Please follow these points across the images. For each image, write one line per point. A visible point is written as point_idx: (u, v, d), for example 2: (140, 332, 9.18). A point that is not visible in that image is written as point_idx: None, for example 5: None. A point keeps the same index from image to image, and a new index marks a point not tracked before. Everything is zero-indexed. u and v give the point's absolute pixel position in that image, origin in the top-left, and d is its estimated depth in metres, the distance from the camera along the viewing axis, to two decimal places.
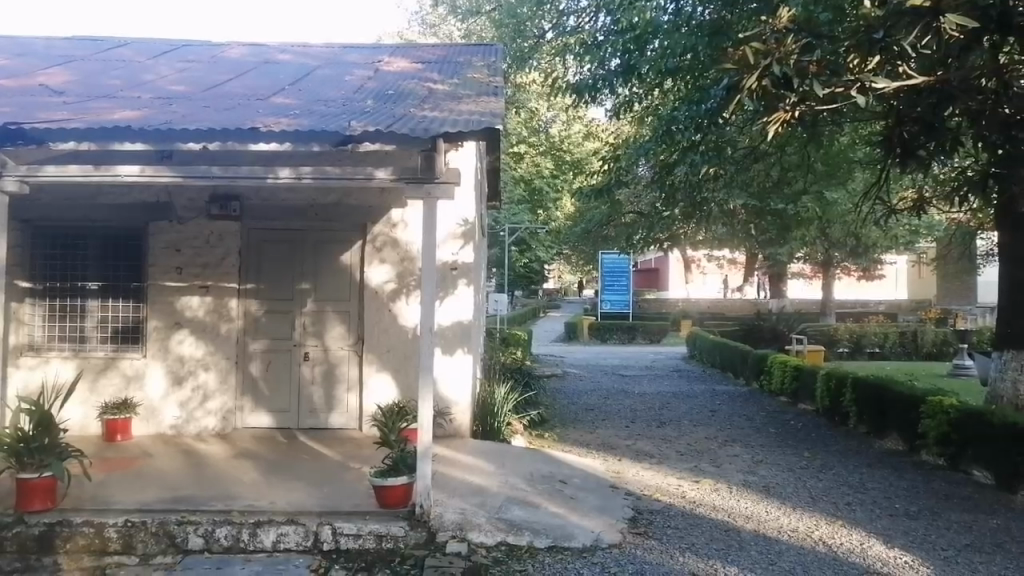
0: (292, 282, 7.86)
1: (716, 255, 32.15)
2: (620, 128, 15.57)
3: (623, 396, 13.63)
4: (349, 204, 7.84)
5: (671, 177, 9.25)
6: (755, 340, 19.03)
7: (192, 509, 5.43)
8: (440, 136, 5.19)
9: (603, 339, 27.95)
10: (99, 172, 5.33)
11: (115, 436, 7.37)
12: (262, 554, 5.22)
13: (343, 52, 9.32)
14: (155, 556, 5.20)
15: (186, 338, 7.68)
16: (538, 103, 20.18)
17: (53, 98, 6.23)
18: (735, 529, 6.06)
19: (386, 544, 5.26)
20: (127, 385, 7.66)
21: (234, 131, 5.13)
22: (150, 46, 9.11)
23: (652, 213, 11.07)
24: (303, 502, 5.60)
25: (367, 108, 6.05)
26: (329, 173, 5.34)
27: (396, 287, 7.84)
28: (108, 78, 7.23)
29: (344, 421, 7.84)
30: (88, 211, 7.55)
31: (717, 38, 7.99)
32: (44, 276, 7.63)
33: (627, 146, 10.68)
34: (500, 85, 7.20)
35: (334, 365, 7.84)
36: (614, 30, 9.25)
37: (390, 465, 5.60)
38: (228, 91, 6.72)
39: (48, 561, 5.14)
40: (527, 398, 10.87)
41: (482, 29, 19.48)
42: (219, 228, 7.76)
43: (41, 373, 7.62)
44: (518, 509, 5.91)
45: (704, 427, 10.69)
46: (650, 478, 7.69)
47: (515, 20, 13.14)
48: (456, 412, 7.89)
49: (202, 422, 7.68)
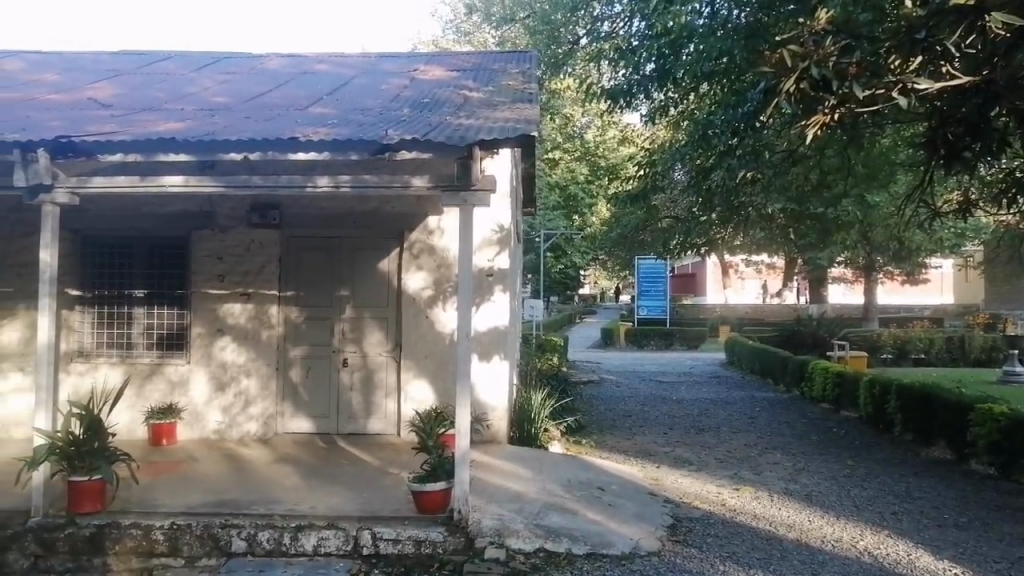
0: (331, 290, 7.98)
1: (755, 260, 31.77)
2: (656, 133, 15.56)
3: (660, 403, 13.52)
4: (386, 212, 7.85)
5: (707, 182, 9.17)
6: (795, 345, 18.71)
7: (235, 513, 5.53)
8: (476, 143, 5.24)
9: (640, 345, 27.73)
10: (145, 183, 5.47)
11: (160, 440, 7.54)
12: (304, 558, 5.30)
13: (379, 62, 9.44)
14: (200, 558, 5.31)
15: (228, 344, 7.83)
16: (572, 109, 20.14)
17: (101, 111, 6.42)
18: (777, 538, 5.98)
19: (424, 549, 5.29)
20: (172, 391, 7.82)
21: (275, 141, 5.22)
22: (192, 60, 9.33)
23: (688, 217, 10.91)
24: (342, 507, 5.66)
25: (404, 117, 6.13)
26: (367, 181, 5.43)
27: (433, 293, 7.89)
28: (153, 91, 7.43)
29: (382, 427, 7.93)
30: (135, 221, 7.75)
31: (753, 41, 7.92)
32: (93, 284, 7.84)
33: (664, 150, 10.58)
34: (535, 92, 7.21)
35: (373, 370, 7.93)
36: (649, 35, 9.24)
37: (429, 470, 5.62)
38: (268, 102, 6.87)
39: (98, 562, 5.29)
40: (565, 404, 10.86)
41: (517, 37, 19.53)
42: (259, 237, 7.90)
43: (90, 379, 7.82)
44: (556, 516, 5.90)
45: (744, 434, 10.56)
46: (689, 485, 7.62)
47: (549, 27, 13.15)
48: (493, 418, 7.91)
49: (244, 427, 7.82)
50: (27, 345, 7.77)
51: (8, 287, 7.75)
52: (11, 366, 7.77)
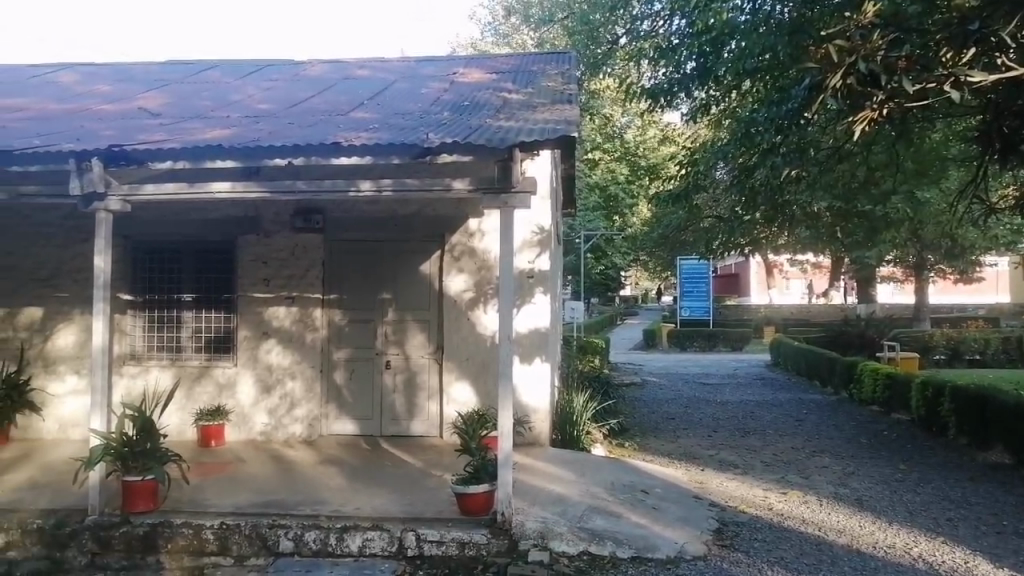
0: (373, 293, 8.06)
1: (800, 259, 31.19)
2: (698, 131, 15.35)
3: (704, 405, 13.35)
4: (427, 215, 7.91)
5: (751, 180, 8.89)
6: (843, 346, 18.30)
7: (283, 513, 5.61)
8: (516, 145, 5.21)
9: (682, 347, 27.43)
10: (193, 190, 5.58)
11: (209, 441, 7.69)
12: (350, 558, 5.35)
13: (418, 65, 9.50)
14: (248, 557, 5.40)
15: (274, 347, 7.95)
16: (612, 109, 20.07)
17: (151, 120, 6.58)
18: (827, 544, 5.85)
19: (468, 551, 5.31)
20: (220, 393, 7.98)
21: (318, 145, 5.28)
22: (237, 68, 9.51)
23: (731, 218, 10.71)
24: (387, 508, 5.71)
25: (445, 120, 6.16)
26: (409, 184, 5.46)
27: (474, 296, 7.91)
28: (199, 99, 7.58)
29: (425, 428, 7.98)
30: (183, 227, 7.94)
31: (797, 37, 7.68)
32: (144, 289, 8.07)
33: (706, 148, 10.42)
34: (575, 93, 7.18)
35: (415, 372, 8.00)
36: (689, 33, 9.11)
37: (472, 472, 5.63)
38: (310, 108, 6.95)
39: (152, 560, 5.41)
40: (607, 406, 10.79)
41: (556, 38, 19.49)
42: (303, 241, 8.01)
43: (142, 381, 8.01)
44: (600, 519, 5.86)
45: (791, 437, 10.37)
46: (735, 489, 7.50)
47: (589, 27, 13.07)
48: (535, 420, 7.89)
49: (290, 428, 7.93)
50: (83, 348, 8.00)
51: (64, 291, 8.00)
52: (67, 368, 8.00)
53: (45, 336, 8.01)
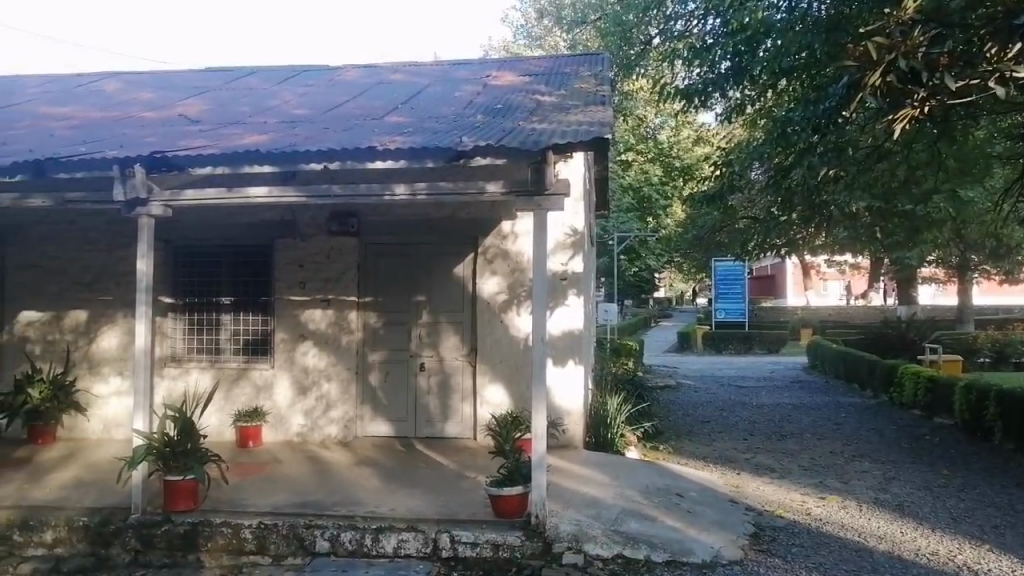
0: (408, 296, 8.13)
1: (838, 260, 30.69)
2: (732, 130, 15.20)
3: (740, 408, 13.18)
4: (461, 218, 7.95)
5: (788, 180, 8.67)
6: (884, 349, 17.93)
7: (319, 514, 5.67)
8: (549, 147, 5.20)
9: (717, 349, 27.14)
10: (231, 194, 5.67)
11: (247, 442, 7.81)
12: (385, 559, 5.40)
13: (452, 69, 9.57)
14: (286, 557, 5.48)
15: (310, 349, 8.05)
16: (645, 110, 20.02)
17: (191, 127, 6.71)
18: (867, 550, 5.75)
19: (502, 553, 5.32)
20: (258, 394, 8.10)
21: (353, 150, 5.34)
22: (274, 74, 9.66)
23: (767, 218, 10.56)
24: (422, 509, 5.75)
25: (479, 123, 6.18)
26: (443, 188, 5.49)
27: (508, 298, 7.93)
28: (238, 105, 7.73)
29: (459, 430, 8.02)
30: (222, 231, 8.09)
31: (835, 35, 7.62)
32: (184, 292, 8.24)
33: (741, 149, 10.30)
34: (608, 94, 7.16)
35: (449, 374, 8.05)
36: (724, 32, 9.04)
37: (505, 474, 5.63)
38: (344, 113, 7.03)
39: (193, 559, 5.52)
40: (641, 409, 10.74)
41: (588, 38, 19.47)
42: (338, 244, 8.09)
43: (183, 382, 8.17)
44: (634, 522, 5.83)
45: (829, 441, 10.21)
46: (772, 493, 7.41)
47: (622, 27, 13.02)
48: (568, 423, 7.88)
49: (326, 430, 8.01)
50: (125, 350, 8.18)
51: (108, 294, 8.20)
52: (111, 370, 8.19)
53: (89, 338, 8.22)
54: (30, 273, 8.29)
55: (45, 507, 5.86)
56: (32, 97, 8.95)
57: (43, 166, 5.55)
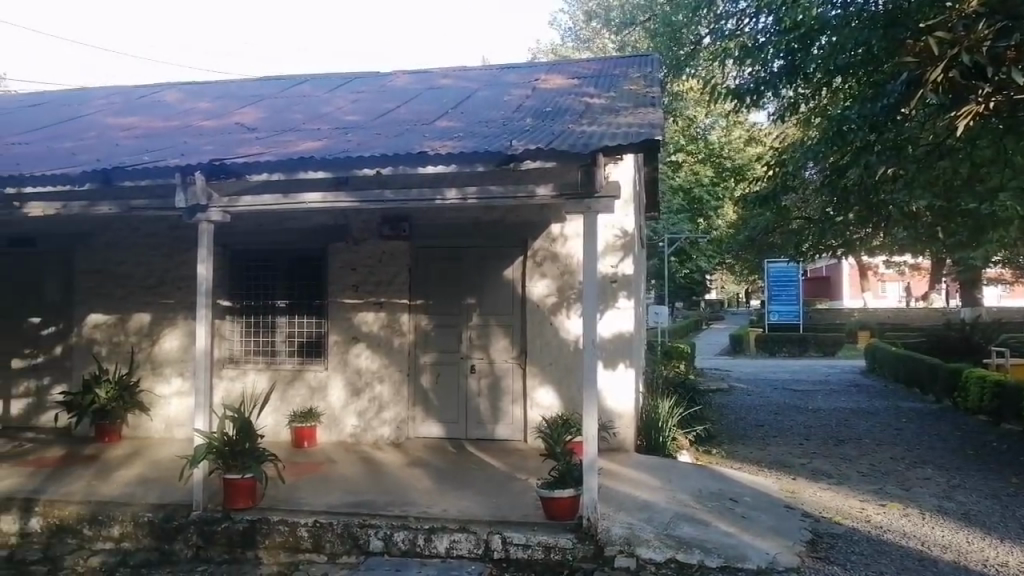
0: (458, 298, 8.20)
1: (897, 261, 29.87)
2: (785, 129, 14.92)
3: (795, 412, 12.92)
4: (510, 221, 7.98)
5: (843, 180, 8.52)
6: (946, 352, 17.36)
7: (372, 513, 5.76)
8: (599, 149, 5.17)
9: (771, 352, 26.67)
10: (288, 200, 5.80)
11: (302, 442, 7.96)
12: (437, 559, 5.44)
13: (501, 73, 9.62)
14: (341, 555, 5.57)
15: (363, 351, 8.17)
16: (695, 110, 19.93)
17: (247, 134, 6.89)
18: (931, 559, 5.58)
19: (554, 555, 5.31)
20: (312, 395, 8.25)
21: (405, 155, 5.40)
22: (326, 81, 9.84)
23: (823, 218, 10.32)
24: (473, 510, 5.79)
25: (528, 126, 6.21)
26: (494, 191, 5.52)
27: (558, 300, 7.93)
28: (292, 113, 7.90)
29: (509, 432, 8.05)
30: (277, 236, 8.28)
31: (893, 30, 7.42)
32: (242, 296, 8.46)
33: (795, 148, 10.11)
34: (658, 95, 7.12)
35: (500, 377, 8.08)
36: (777, 29, 8.86)
37: (557, 476, 5.64)
38: (395, 118, 7.14)
39: (251, 555, 5.65)
40: (693, 412, 10.63)
41: (637, 39, 19.37)
42: (390, 248, 8.21)
43: (240, 383, 8.38)
44: (687, 526, 5.77)
45: (889, 446, 9.94)
46: (829, 499, 7.25)
47: (671, 28, 12.90)
48: (619, 426, 7.83)
49: (378, 431, 8.12)
50: (185, 351, 8.44)
51: (170, 298, 8.47)
52: (172, 371, 8.45)
53: (152, 340, 8.50)
54: (97, 277, 8.60)
55: (112, 502, 6.08)
56: (98, 108, 9.31)
57: (109, 174, 5.76)
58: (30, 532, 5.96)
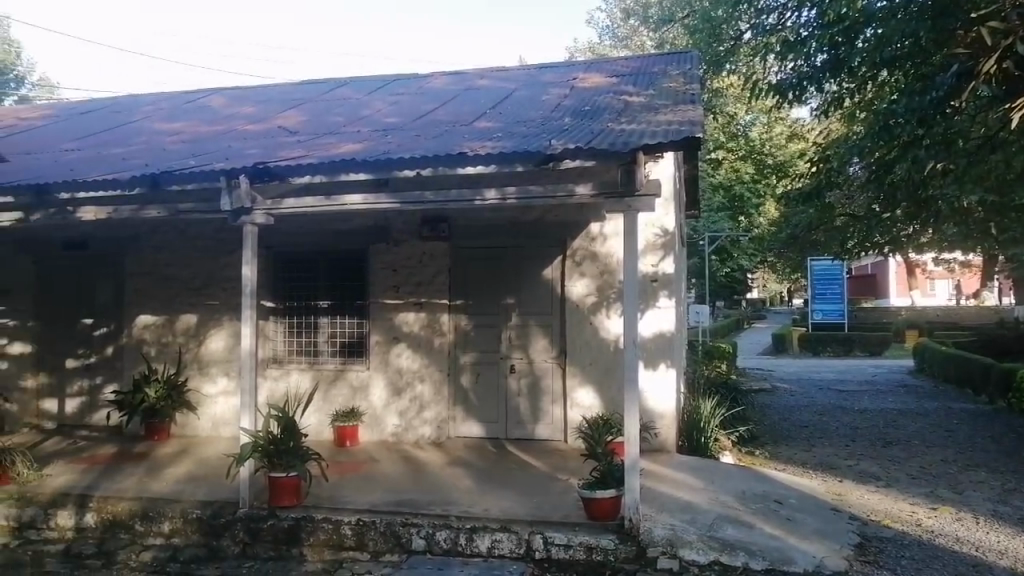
0: (498, 298, 8.21)
1: (947, 258, 29.10)
2: (829, 124, 14.61)
3: (841, 413, 12.68)
4: (549, 221, 7.98)
5: (889, 176, 8.34)
6: (1000, 352, 16.86)
7: (415, 512, 5.80)
8: (639, 148, 5.13)
9: (815, 351, 26.20)
10: (330, 202, 5.88)
11: (345, 441, 8.05)
12: (479, 559, 5.46)
13: (539, 72, 9.62)
14: (384, 553, 5.62)
15: (403, 351, 8.24)
16: (735, 107, 19.77)
17: (290, 138, 7.00)
18: (986, 565, 5.43)
19: (596, 556, 5.29)
20: (354, 395, 8.35)
21: (445, 157, 5.44)
22: (365, 84, 9.95)
23: (868, 214, 10.12)
24: (515, 510, 5.80)
25: (567, 126, 6.20)
26: (532, 191, 5.53)
27: (597, 300, 7.91)
28: (333, 116, 8.01)
29: (549, 433, 8.04)
30: (319, 237, 8.40)
31: (942, 20, 7.31)
32: (285, 297, 8.60)
33: (838, 143, 9.91)
34: (699, 92, 7.06)
35: (539, 376, 8.08)
36: (820, 23, 8.60)
37: (598, 477, 5.62)
38: (434, 120, 7.17)
39: (296, 552, 5.74)
40: (736, 413, 10.50)
41: (676, 36, 19.18)
42: (430, 249, 8.26)
43: (284, 383, 8.51)
44: (730, 528, 5.69)
45: (940, 448, 9.70)
46: (878, 502, 7.09)
47: (711, 24, 12.77)
48: (660, 426, 7.77)
49: (419, 430, 8.18)
50: (231, 351, 8.60)
51: (216, 299, 8.65)
52: (218, 371, 8.62)
53: (198, 340, 8.69)
54: (146, 279, 8.83)
55: (163, 499, 6.23)
56: (145, 114, 9.53)
57: (158, 178, 5.89)
58: (85, 527, 6.12)
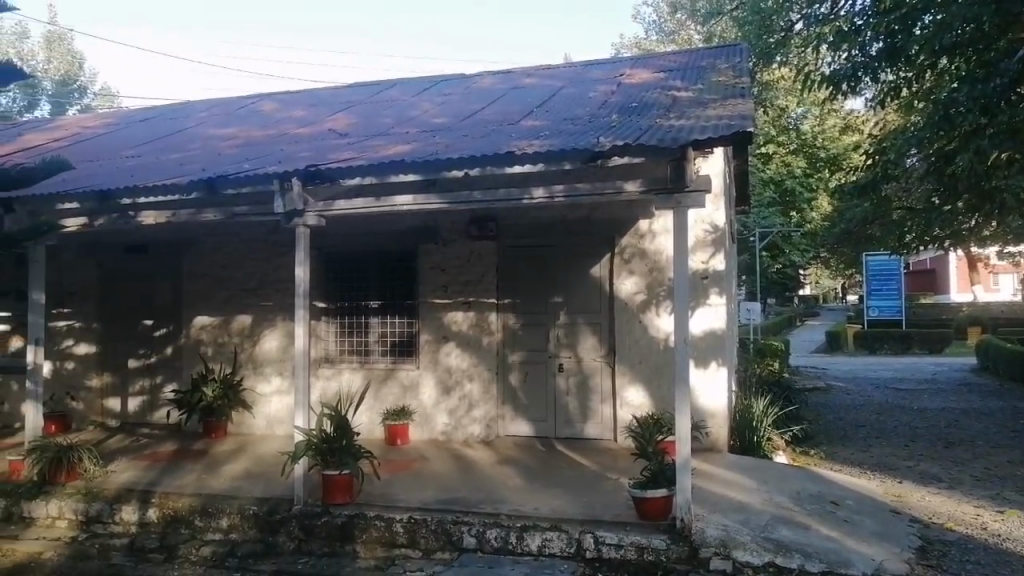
0: (546, 297, 8.20)
1: (1011, 252, 28.03)
2: (884, 115, 14.25)
3: (900, 412, 12.32)
4: (597, 218, 7.93)
5: (950, 167, 8.09)
6: None
7: (465, 510, 5.84)
8: (689, 144, 5.06)
9: (871, 349, 25.53)
10: (380, 203, 5.96)
11: (395, 440, 8.14)
12: (530, 557, 5.46)
13: (587, 69, 9.58)
14: (435, 551, 5.67)
15: (452, 350, 8.30)
16: (786, 99, 19.44)
17: (340, 140, 7.10)
18: None
19: (647, 556, 5.24)
20: (404, 394, 8.43)
21: (493, 156, 5.45)
22: (413, 85, 10.04)
23: (928, 207, 9.84)
24: (565, 509, 5.79)
25: (615, 122, 6.16)
26: (581, 188, 5.49)
27: (646, 298, 7.84)
28: (382, 117, 8.10)
29: (599, 432, 8.00)
30: (368, 238, 8.50)
31: (1007, 5, 7.02)
32: (336, 297, 8.74)
33: (895, 134, 9.62)
34: (749, 85, 6.94)
35: (588, 375, 8.05)
36: (875, 11, 8.38)
37: (649, 476, 5.58)
38: (481, 120, 7.20)
39: (349, 549, 5.81)
40: (789, 412, 10.31)
41: (725, 29, 18.91)
42: (478, 248, 8.29)
43: (336, 382, 8.64)
44: (785, 529, 5.58)
45: (1006, 449, 9.36)
46: (940, 504, 6.87)
47: (760, 16, 12.61)
48: (712, 425, 7.66)
49: (469, 429, 8.23)
50: (284, 351, 8.77)
51: (269, 300, 8.83)
52: (272, 370, 8.81)
53: (253, 341, 8.88)
54: (203, 281, 9.06)
55: (221, 495, 6.39)
56: (201, 120, 9.79)
57: (213, 182, 6.04)
58: (147, 522, 6.30)
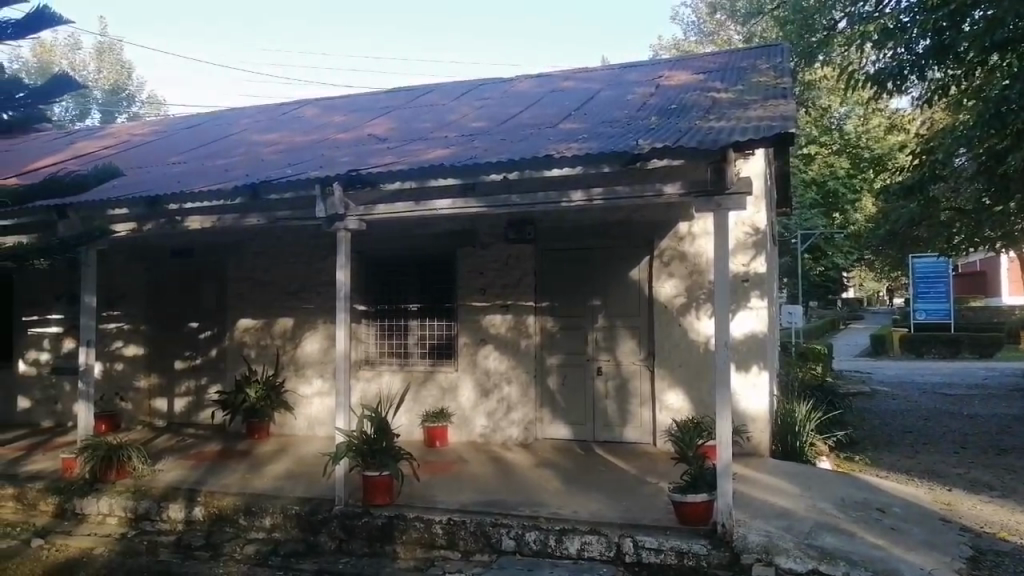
0: (584, 300, 8.18)
1: None
2: (932, 114, 13.98)
3: (950, 418, 12.01)
4: (635, 221, 7.88)
5: (1002, 167, 7.90)
6: None
7: (504, 513, 5.86)
8: (729, 146, 5.01)
9: (918, 353, 24.97)
10: (420, 207, 6.00)
11: (434, 442, 8.20)
12: (569, 560, 5.45)
13: (625, 72, 9.55)
14: (474, 553, 5.69)
15: (491, 353, 8.32)
16: (829, 99, 19.11)
17: (380, 145, 7.19)
18: None
19: (688, 561, 5.19)
20: (443, 396, 8.49)
21: (532, 159, 5.46)
22: (452, 90, 10.12)
23: (978, 207, 9.63)
24: (604, 513, 5.76)
25: (653, 125, 6.14)
26: (620, 191, 5.47)
27: (686, 301, 7.78)
28: (421, 122, 8.18)
29: (638, 435, 7.96)
30: (407, 241, 8.57)
31: None
32: (376, 300, 8.84)
33: (944, 133, 9.38)
34: (790, 86, 6.84)
35: (627, 379, 8.02)
36: (922, 7, 8.20)
37: (689, 480, 5.53)
38: (520, 123, 7.23)
39: (389, 549, 5.87)
40: (833, 416, 10.12)
41: (765, 29, 18.66)
42: (516, 251, 8.32)
43: (375, 384, 8.72)
44: (830, 536, 5.47)
45: None
46: (992, 513, 6.67)
47: (802, 15, 12.44)
48: (753, 430, 7.58)
49: (507, 431, 8.24)
50: (325, 354, 8.90)
51: (311, 303, 8.97)
52: (313, 372, 8.94)
53: (294, 343, 9.02)
54: (247, 285, 9.24)
55: (265, 495, 6.51)
56: (245, 127, 10.00)
57: (257, 188, 6.16)
58: (193, 520, 6.44)
